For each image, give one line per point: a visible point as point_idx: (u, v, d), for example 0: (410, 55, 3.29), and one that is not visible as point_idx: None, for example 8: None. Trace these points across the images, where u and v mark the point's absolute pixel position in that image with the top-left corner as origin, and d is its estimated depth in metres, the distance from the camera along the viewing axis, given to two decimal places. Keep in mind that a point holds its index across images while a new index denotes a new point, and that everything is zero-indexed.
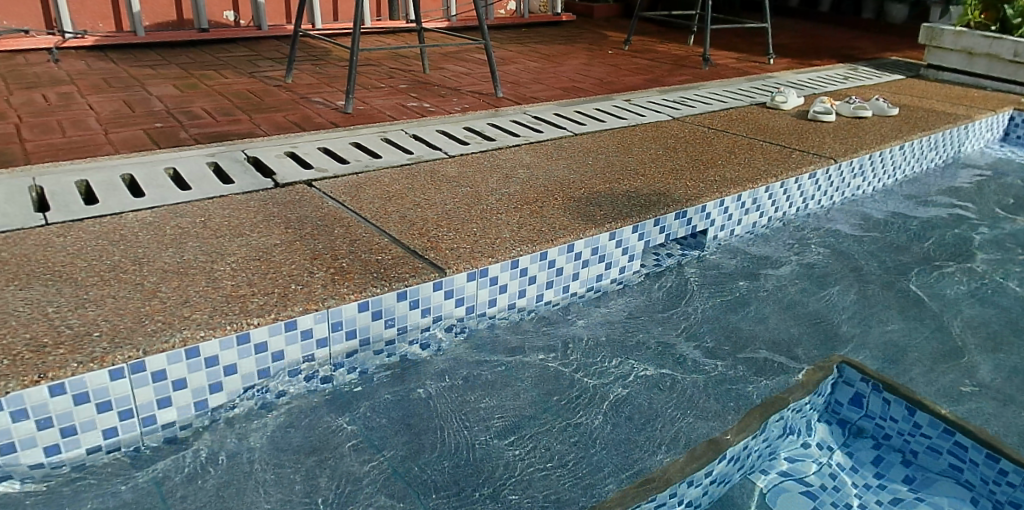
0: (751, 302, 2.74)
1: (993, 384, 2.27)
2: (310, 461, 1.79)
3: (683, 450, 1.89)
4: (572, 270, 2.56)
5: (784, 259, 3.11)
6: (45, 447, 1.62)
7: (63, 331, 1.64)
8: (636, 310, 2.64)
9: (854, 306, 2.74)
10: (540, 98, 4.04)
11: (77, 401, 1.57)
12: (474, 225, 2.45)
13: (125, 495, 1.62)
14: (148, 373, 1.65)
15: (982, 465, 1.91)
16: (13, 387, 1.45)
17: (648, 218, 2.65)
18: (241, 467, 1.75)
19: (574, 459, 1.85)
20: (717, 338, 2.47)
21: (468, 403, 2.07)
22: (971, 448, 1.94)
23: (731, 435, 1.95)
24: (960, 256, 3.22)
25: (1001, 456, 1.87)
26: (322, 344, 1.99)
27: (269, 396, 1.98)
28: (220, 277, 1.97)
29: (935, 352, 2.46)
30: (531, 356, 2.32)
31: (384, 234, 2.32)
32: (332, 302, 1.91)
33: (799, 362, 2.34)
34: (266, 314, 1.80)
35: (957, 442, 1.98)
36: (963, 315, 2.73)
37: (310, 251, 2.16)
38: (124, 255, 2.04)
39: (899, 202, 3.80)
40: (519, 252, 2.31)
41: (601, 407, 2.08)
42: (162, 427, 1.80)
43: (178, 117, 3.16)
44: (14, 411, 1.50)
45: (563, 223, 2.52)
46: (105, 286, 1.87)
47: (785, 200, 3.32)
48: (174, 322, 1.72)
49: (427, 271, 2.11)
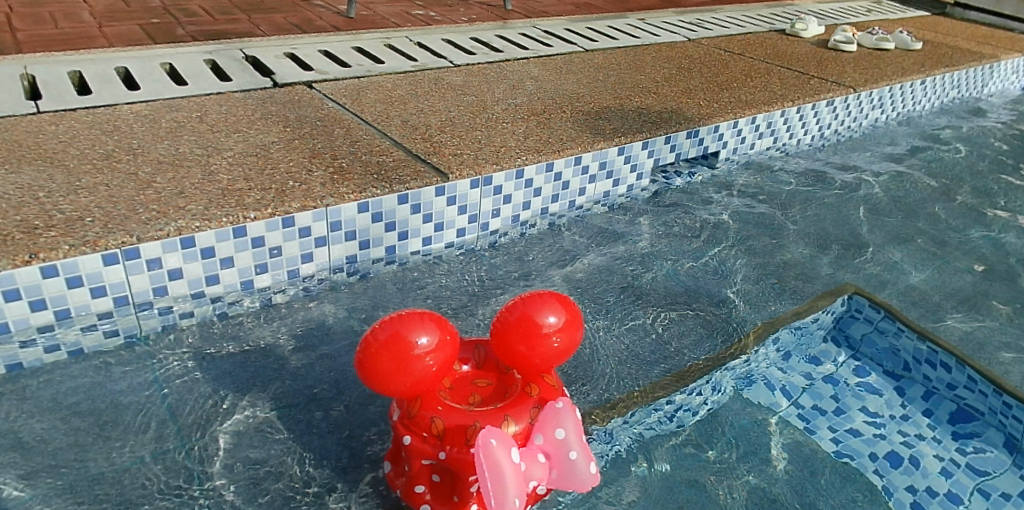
0: (757, 223, 2.69)
1: (999, 321, 2.26)
2: (302, 363, 1.83)
3: (687, 374, 1.88)
4: (577, 185, 2.50)
5: (794, 184, 3.03)
6: (39, 330, 1.70)
7: (55, 215, 1.70)
8: (642, 224, 2.59)
9: (861, 235, 2.71)
10: (552, 13, 3.87)
11: (71, 284, 1.66)
12: (478, 132, 2.38)
13: (117, 391, 1.68)
14: (143, 260, 1.73)
15: (988, 399, 1.92)
16: (6, 265, 1.53)
17: (659, 135, 2.59)
18: (233, 369, 1.78)
19: (571, 367, 1.86)
20: (721, 259, 2.44)
21: (470, 310, 2.06)
22: (982, 381, 1.95)
23: (730, 358, 1.96)
24: (971, 193, 3.16)
25: (1004, 392, 1.90)
26: (320, 243, 2.01)
27: (269, 292, 2.03)
28: (216, 170, 1.98)
29: (941, 285, 2.44)
30: (532, 268, 2.28)
31: (385, 137, 2.26)
32: (330, 201, 1.93)
33: (802, 287, 2.32)
34: (263, 209, 1.85)
35: (968, 375, 1.98)
36: (970, 254, 2.68)
37: (310, 151, 2.12)
38: (118, 146, 2.03)
39: (917, 136, 3.71)
40: (524, 162, 2.27)
41: (602, 318, 2.08)
42: (159, 317, 1.87)
43: (174, 14, 3.03)
44: (7, 291, 1.58)
45: (571, 135, 2.45)
46: (98, 174, 1.89)
47: (801, 126, 3.24)
48: (169, 212, 1.77)
49: (428, 175, 2.10)
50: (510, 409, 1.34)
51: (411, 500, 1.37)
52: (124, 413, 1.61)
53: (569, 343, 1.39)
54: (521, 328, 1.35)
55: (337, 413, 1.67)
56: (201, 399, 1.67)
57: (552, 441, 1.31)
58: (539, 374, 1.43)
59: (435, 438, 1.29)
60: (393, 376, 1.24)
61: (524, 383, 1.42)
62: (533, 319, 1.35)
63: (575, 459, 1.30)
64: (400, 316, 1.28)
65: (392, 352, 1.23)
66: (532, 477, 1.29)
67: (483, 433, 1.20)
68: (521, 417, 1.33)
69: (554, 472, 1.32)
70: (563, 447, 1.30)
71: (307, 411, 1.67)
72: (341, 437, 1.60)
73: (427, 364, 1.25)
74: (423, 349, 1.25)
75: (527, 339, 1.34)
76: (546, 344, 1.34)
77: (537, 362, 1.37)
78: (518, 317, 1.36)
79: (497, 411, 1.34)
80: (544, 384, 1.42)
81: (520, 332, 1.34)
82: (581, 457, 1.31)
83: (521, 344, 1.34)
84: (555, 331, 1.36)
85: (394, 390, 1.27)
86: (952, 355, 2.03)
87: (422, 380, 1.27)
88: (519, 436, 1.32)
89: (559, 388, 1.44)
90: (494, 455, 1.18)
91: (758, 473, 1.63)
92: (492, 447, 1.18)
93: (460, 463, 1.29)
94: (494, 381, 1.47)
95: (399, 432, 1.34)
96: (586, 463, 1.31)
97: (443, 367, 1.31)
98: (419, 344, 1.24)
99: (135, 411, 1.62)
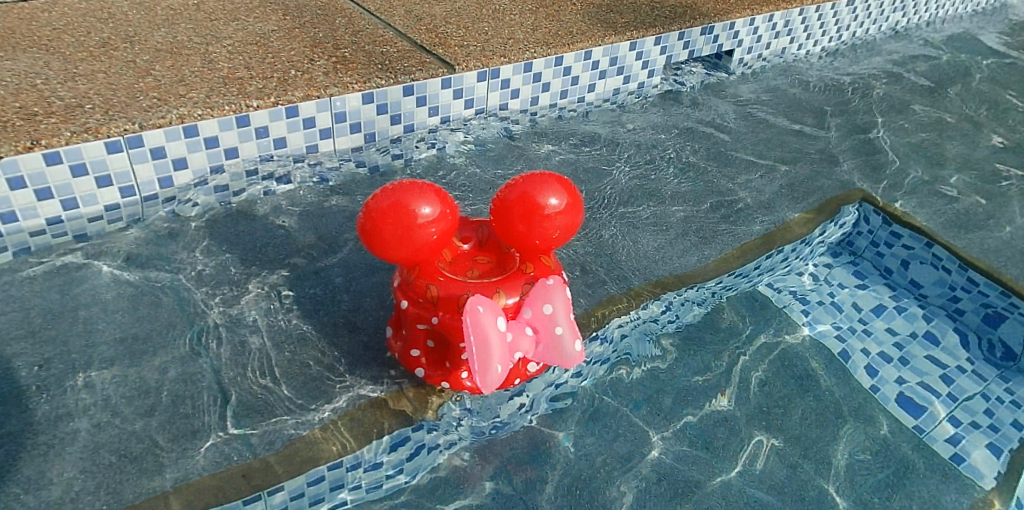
0: (773, 120, 2.64)
1: (1015, 214, 2.23)
2: (310, 249, 1.81)
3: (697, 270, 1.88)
4: (588, 81, 2.47)
5: (811, 84, 2.94)
6: (47, 220, 1.68)
7: (54, 102, 1.66)
8: (654, 120, 2.54)
9: (880, 131, 2.64)
10: None
11: (76, 173, 1.64)
12: (484, 24, 2.34)
13: (125, 274, 1.67)
14: (147, 150, 1.71)
15: (994, 302, 1.89)
16: (7, 151, 1.51)
17: (673, 30, 2.55)
18: (240, 255, 1.76)
19: (579, 259, 1.87)
20: (734, 155, 2.40)
21: (479, 201, 2.03)
22: (983, 283, 1.93)
23: (738, 257, 1.95)
24: (995, 91, 3.07)
25: (1012, 294, 1.87)
26: (324, 135, 1.98)
27: (273, 180, 1.97)
28: (215, 59, 1.93)
29: (960, 179, 2.39)
30: (543, 161, 2.24)
31: (388, 28, 2.23)
32: (334, 90, 1.89)
33: (815, 187, 2.28)
34: (265, 97, 1.80)
35: (971, 277, 1.95)
36: (993, 152, 2.59)
37: (311, 40, 2.08)
38: (113, 33, 2.00)
39: (940, 36, 3.58)
40: (533, 55, 2.23)
41: (611, 212, 2.06)
42: (164, 204, 1.84)
43: None
44: (12, 179, 1.56)
45: (581, 29, 2.41)
46: (95, 62, 1.84)
47: (819, 26, 3.16)
48: (169, 100, 1.73)
49: (434, 66, 2.06)
50: (502, 282, 1.30)
51: (409, 364, 1.41)
52: (134, 297, 1.60)
53: (570, 224, 1.32)
54: (518, 206, 1.27)
55: (346, 299, 1.67)
56: (210, 283, 1.67)
57: (541, 315, 1.28)
58: (538, 254, 1.37)
59: (430, 303, 1.29)
60: (390, 241, 1.23)
61: (521, 262, 1.37)
62: (534, 199, 1.27)
63: (560, 334, 1.29)
64: (401, 186, 1.26)
65: (394, 219, 1.22)
66: (519, 347, 1.28)
67: (472, 299, 1.20)
68: (512, 290, 1.29)
69: (540, 346, 1.30)
70: (550, 321, 1.28)
71: (317, 296, 1.67)
72: (350, 324, 1.60)
73: (428, 231, 1.24)
74: (425, 219, 1.23)
75: (525, 220, 1.27)
76: (547, 226, 1.27)
77: (535, 242, 1.32)
78: (518, 196, 1.28)
79: (490, 284, 1.30)
80: (543, 264, 1.37)
81: (520, 213, 1.27)
82: (567, 333, 1.30)
83: (518, 225, 1.28)
84: (556, 215, 1.28)
85: (392, 256, 1.26)
86: (956, 260, 1.99)
87: (424, 248, 1.25)
88: (508, 309, 1.29)
89: (555, 269, 1.39)
90: (479, 322, 1.18)
91: (769, 368, 1.64)
92: (480, 313, 1.19)
93: (451, 330, 1.29)
94: (494, 255, 1.42)
95: (399, 297, 1.35)
96: (570, 339, 1.30)
97: (446, 236, 1.29)
98: (424, 214, 1.22)
99: (144, 295, 1.61)
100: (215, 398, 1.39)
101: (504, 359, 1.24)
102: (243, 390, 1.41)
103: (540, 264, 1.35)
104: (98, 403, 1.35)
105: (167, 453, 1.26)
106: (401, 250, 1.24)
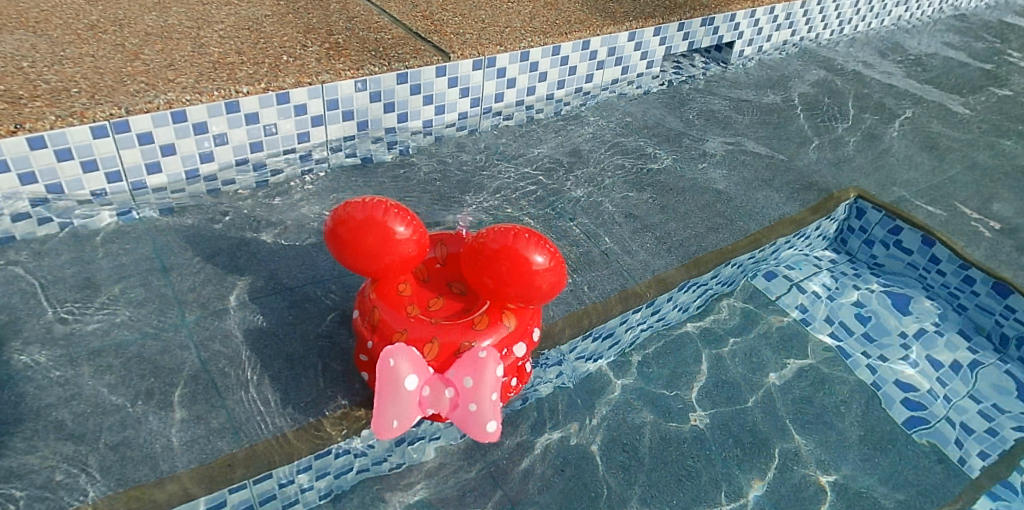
0: (771, 112, 2.61)
1: (1013, 210, 2.21)
2: (301, 237, 1.79)
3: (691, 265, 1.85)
4: (585, 71, 2.44)
5: (812, 75, 2.91)
6: (31, 201, 1.65)
7: (40, 86, 1.62)
8: (651, 110, 2.51)
9: (879, 125, 2.61)
10: None
11: (60, 157, 1.60)
12: (482, 12, 2.31)
13: (109, 260, 1.63)
14: (134, 135, 1.66)
15: (987, 299, 1.89)
16: None
17: (672, 20, 2.52)
18: (228, 242, 1.74)
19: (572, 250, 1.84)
20: (730, 147, 2.37)
21: (472, 190, 2.01)
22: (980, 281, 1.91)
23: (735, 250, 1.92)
24: (996, 85, 3.05)
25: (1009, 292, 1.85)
26: (315, 122, 1.94)
27: (265, 170, 1.94)
28: (206, 43, 1.89)
29: (958, 174, 2.37)
30: (537, 151, 2.22)
31: (384, 15, 2.20)
32: (326, 77, 1.86)
33: (814, 181, 2.25)
34: (255, 84, 1.77)
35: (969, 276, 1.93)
36: (996, 149, 2.56)
37: (303, 26, 2.05)
38: (103, 16, 1.96)
39: (942, 30, 3.56)
40: (530, 45, 2.20)
41: (606, 203, 2.03)
42: (153, 193, 1.81)
43: None
44: None
45: (580, 18, 2.38)
46: (84, 45, 1.81)
47: (820, 18, 3.14)
48: (158, 84, 1.70)
49: (428, 54, 2.03)
50: (448, 331, 1.25)
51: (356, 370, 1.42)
52: (119, 282, 1.58)
53: (543, 294, 1.23)
54: (496, 259, 1.20)
55: (335, 289, 1.65)
56: (197, 269, 1.64)
57: (462, 385, 1.21)
58: (503, 311, 1.29)
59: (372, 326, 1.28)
60: (356, 253, 1.21)
61: (483, 312, 1.29)
62: (515, 255, 1.19)
63: (474, 412, 1.21)
64: (381, 201, 1.23)
65: (370, 237, 1.20)
66: (432, 407, 1.23)
67: (392, 349, 1.18)
68: (452, 342, 1.24)
69: (455, 416, 1.23)
70: (470, 395, 1.21)
71: (305, 285, 1.64)
72: (338, 316, 1.57)
73: (397, 253, 1.22)
74: (397, 239, 1.21)
75: (504, 278, 1.20)
76: (521, 289, 1.20)
77: (499, 299, 1.24)
78: (497, 248, 1.20)
79: (437, 328, 1.25)
80: (503, 325, 1.28)
81: (505, 271, 1.20)
82: (484, 413, 1.22)
83: (487, 278, 1.22)
84: (540, 274, 1.21)
85: (356, 267, 1.24)
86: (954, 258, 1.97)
87: (390, 267, 1.24)
88: (438, 363, 1.23)
89: (516, 334, 1.30)
90: (388, 373, 1.17)
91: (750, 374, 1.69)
92: (390, 367, 1.17)
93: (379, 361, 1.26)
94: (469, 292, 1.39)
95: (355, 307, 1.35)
96: (487, 421, 1.22)
97: (417, 261, 1.28)
98: (400, 234, 1.21)
99: (130, 281, 1.59)
100: (200, 389, 1.35)
101: (409, 418, 1.21)
102: (231, 383, 1.37)
103: (499, 328, 1.27)
104: (80, 393, 1.32)
105: (150, 446, 1.23)
106: (360, 267, 1.23)
